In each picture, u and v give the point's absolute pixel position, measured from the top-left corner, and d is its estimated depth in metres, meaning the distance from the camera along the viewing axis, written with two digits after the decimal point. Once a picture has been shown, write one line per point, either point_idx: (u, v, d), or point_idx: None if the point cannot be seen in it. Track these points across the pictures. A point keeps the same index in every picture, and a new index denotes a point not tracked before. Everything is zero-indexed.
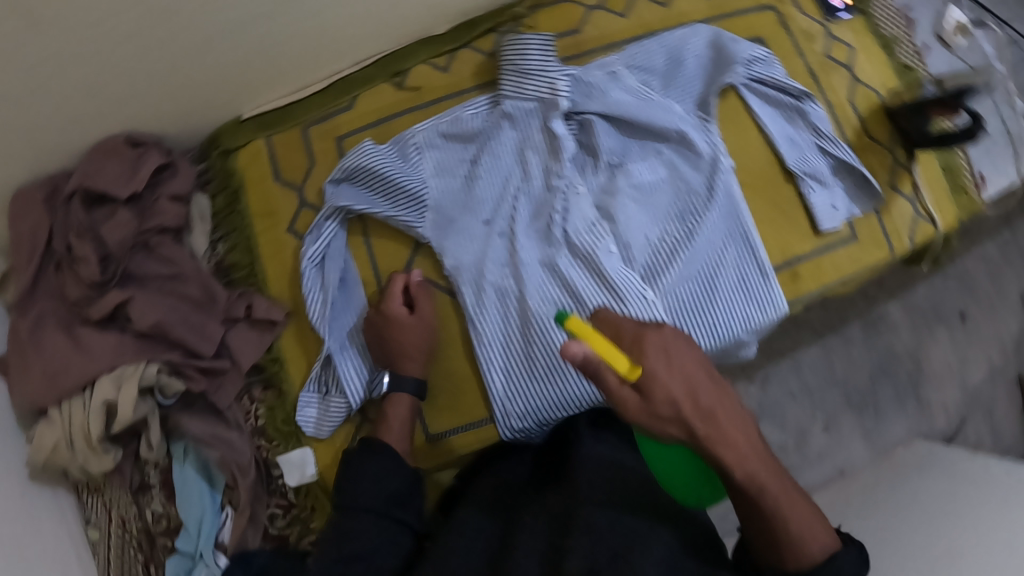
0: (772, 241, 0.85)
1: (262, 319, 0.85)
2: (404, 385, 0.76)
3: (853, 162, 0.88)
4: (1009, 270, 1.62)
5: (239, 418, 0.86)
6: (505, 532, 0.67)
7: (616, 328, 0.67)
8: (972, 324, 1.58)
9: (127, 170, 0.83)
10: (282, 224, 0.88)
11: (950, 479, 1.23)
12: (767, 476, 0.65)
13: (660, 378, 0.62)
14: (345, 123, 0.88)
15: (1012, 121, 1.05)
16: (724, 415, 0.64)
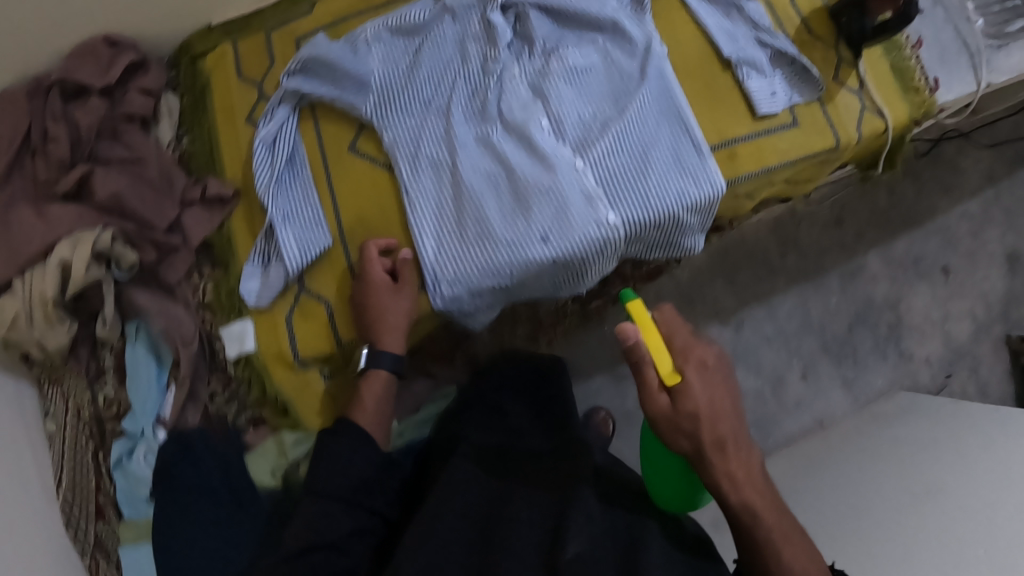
0: (708, 123, 0.86)
1: (213, 197, 0.89)
2: (382, 362, 0.81)
3: (792, 54, 0.89)
4: (990, 227, 1.66)
5: (187, 294, 0.90)
6: (494, 503, 0.78)
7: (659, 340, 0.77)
8: (954, 279, 1.62)
9: (103, 66, 0.91)
10: (240, 116, 0.93)
11: (933, 426, 1.22)
12: (762, 503, 0.74)
13: (693, 390, 0.73)
14: (303, 26, 0.95)
15: (969, 36, 1.05)
16: (736, 449, 0.74)
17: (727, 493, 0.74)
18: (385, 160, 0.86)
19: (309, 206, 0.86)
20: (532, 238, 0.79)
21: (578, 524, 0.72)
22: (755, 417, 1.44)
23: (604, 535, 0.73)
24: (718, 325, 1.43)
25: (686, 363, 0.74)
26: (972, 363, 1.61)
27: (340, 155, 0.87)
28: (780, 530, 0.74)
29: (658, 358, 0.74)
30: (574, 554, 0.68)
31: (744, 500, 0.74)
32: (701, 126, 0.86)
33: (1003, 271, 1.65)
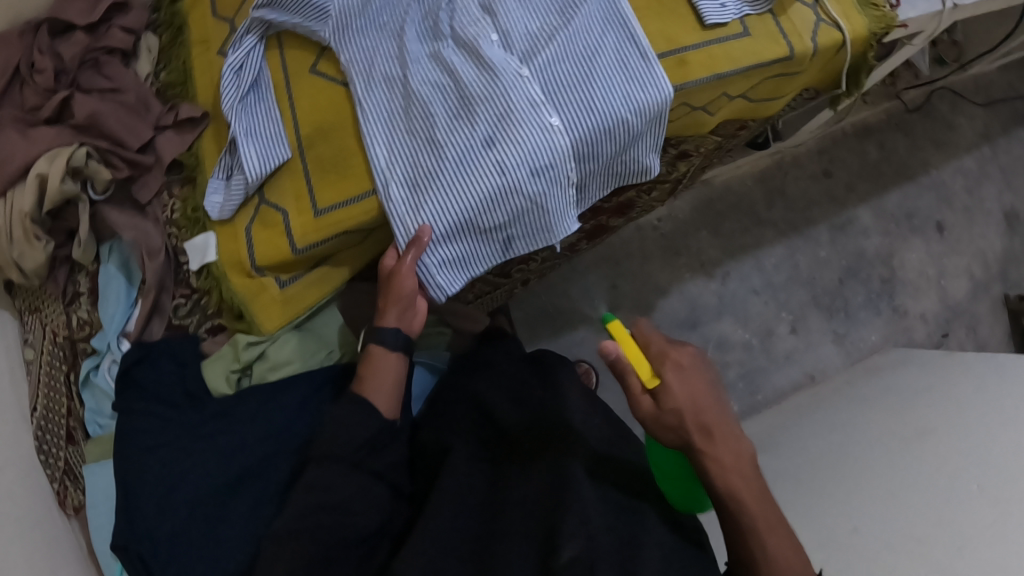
0: (656, 32, 0.87)
1: (184, 120, 0.93)
2: (385, 334, 0.84)
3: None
4: (985, 183, 1.62)
5: (157, 212, 0.92)
6: (492, 503, 0.81)
7: (651, 335, 0.76)
8: (951, 237, 1.57)
9: (91, 5, 0.98)
10: (214, 48, 0.98)
11: (930, 375, 1.16)
12: (752, 497, 0.70)
13: (674, 389, 0.71)
14: None
15: None
16: (725, 436, 0.71)
17: (716, 485, 0.70)
18: (344, 77, 0.89)
19: (272, 123, 0.89)
20: (480, 143, 0.81)
21: (576, 525, 0.70)
22: (742, 369, 1.40)
23: (605, 533, 0.72)
24: (704, 276, 1.41)
25: (664, 365, 0.72)
26: (970, 322, 1.56)
27: (302, 76, 0.91)
28: (770, 528, 0.69)
29: (637, 366, 0.72)
30: (570, 559, 0.67)
31: (730, 493, 0.70)
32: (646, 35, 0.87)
33: (1002, 229, 1.60)
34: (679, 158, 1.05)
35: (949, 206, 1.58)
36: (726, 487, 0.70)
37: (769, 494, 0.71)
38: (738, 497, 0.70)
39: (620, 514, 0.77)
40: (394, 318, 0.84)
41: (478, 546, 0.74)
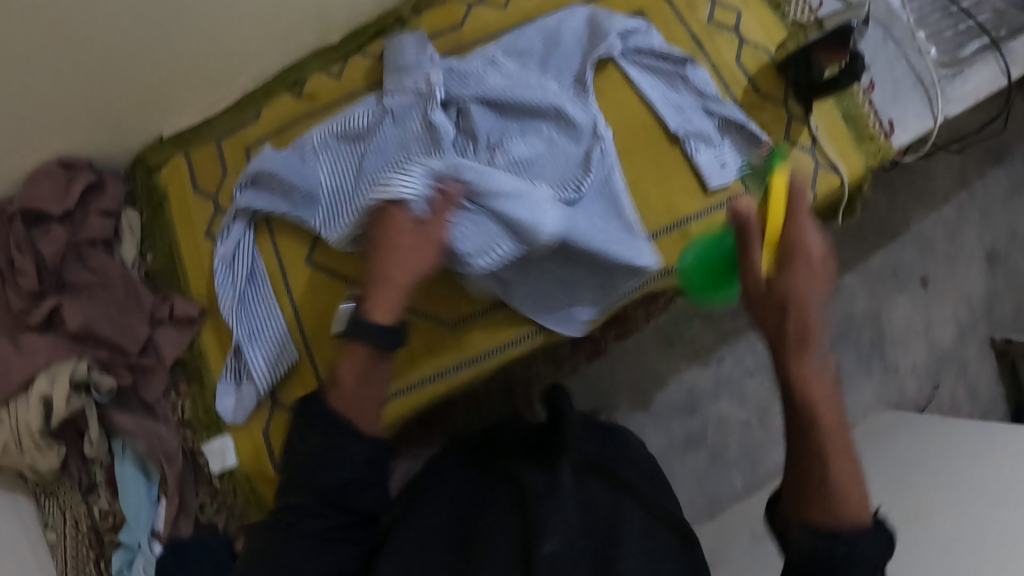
0: (657, 204, 0.86)
1: (181, 316, 0.91)
2: (363, 334, 0.61)
3: (744, 120, 0.88)
4: (965, 228, 1.65)
5: (167, 412, 0.92)
6: (472, 519, 0.69)
7: (801, 194, 0.60)
8: (935, 287, 1.62)
9: (60, 189, 0.91)
10: (199, 229, 0.94)
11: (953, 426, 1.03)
12: (835, 452, 0.58)
13: (796, 279, 0.57)
14: (251, 133, 0.96)
15: (922, 69, 1.04)
16: (819, 351, 0.58)
17: (791, 396, 0.59)
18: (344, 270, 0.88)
19: (272, 320, 0.87)
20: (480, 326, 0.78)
21: (557, 522, 0.63)
22: (743, 447, 1.45)
23: (585, 536, 0.64)
24: (700, 363, 1.45)
25: (797, 242, 0.58)
26: (959, 368, 1.63)
27: (299, 268, 0.89)
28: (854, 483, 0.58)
29: (766, 240, 0.59)
30: (548, 553, 0.60)
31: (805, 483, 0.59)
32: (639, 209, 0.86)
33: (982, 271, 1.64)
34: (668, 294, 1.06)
35: (930, 256, 1.61)
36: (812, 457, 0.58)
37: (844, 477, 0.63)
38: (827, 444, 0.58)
39: (604, 507, 0.69)
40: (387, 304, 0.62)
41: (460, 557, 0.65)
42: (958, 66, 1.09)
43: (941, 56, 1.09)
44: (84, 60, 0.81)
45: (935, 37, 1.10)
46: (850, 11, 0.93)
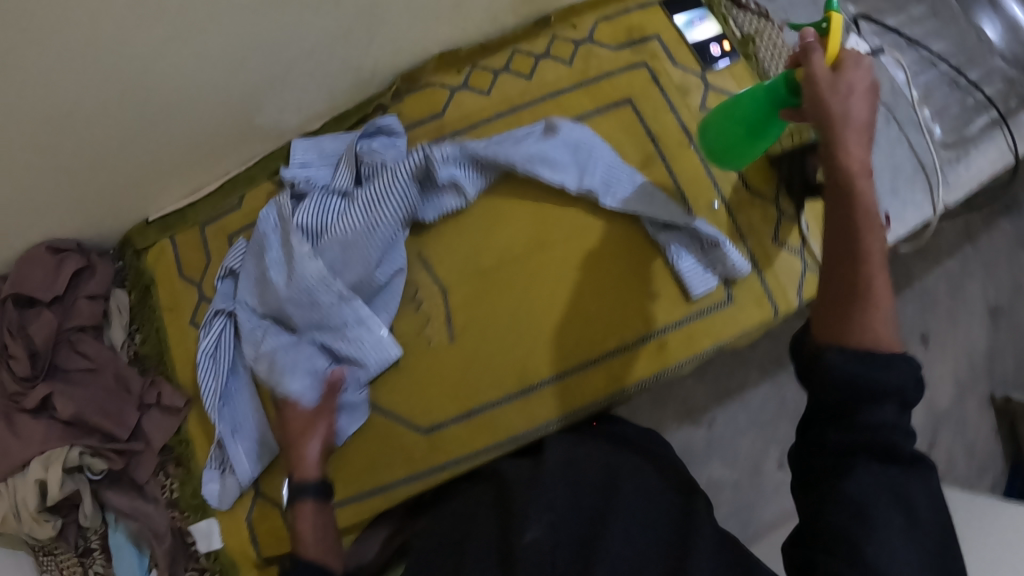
0: (636, 313, 0.85)
1: (168, 404, 0.95)
2: (306, 492, 0.73)
3: (718, 239, 0.84)
4: (970, 283, 1.61)
5: (156, 491, 0.95)
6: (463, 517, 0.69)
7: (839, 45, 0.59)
8: (935, 344, 1.59)
9: (50, 275, 0.91)
10: (185, 316, 0.96)
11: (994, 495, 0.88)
12: (877, 273, 0.56)
13: (849, 100, 0.56)
14: (234, 221, 0.97)
15: (923, 152, 1.00)
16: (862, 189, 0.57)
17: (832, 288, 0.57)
18: None
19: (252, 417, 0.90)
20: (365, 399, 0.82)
21: (540, 508, 0.63)
22: (731, 507, 1.45)
23: (570, 518, 0.63)
24: (690, 422, 1.45)
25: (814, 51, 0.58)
26: (958, 427, 1.60)
27: None
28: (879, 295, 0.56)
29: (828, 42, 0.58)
30: (531, 541, 0.60)
31: (849, 303, 0.55)
32: (615, 319, 0.85)
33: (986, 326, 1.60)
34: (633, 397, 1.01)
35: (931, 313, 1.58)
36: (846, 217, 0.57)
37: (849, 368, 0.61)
38: (868, 241, 0.57)
39: (595, 483, 0.68)
40: (312, 509, 0.72)
41: (453, 551, 0.65)
42: (962, 147, 1.03)
43: (945, 136, 1.04)
44: (65, 164, 0.81)
45: (941, 114, 1.05)
46: None
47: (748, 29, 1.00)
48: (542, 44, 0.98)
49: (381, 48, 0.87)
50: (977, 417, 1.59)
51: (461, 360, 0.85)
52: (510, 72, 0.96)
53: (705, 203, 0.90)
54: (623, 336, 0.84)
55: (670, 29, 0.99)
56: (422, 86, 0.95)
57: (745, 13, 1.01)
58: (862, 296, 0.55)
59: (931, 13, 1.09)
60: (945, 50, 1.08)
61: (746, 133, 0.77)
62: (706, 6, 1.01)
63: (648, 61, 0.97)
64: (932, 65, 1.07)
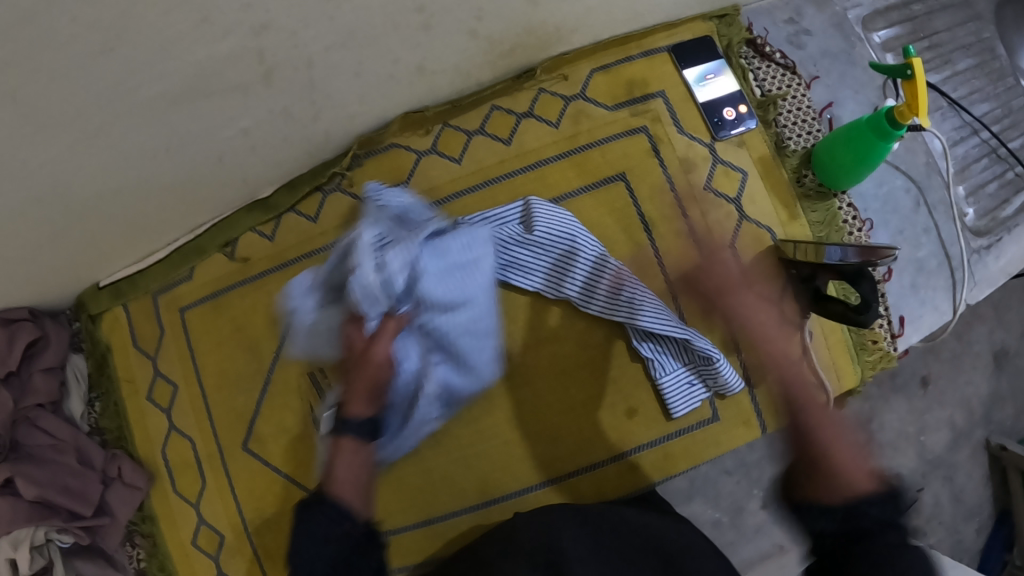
0: (606, 430, 0.79)
1: (130, 482, 0.89)
2: (348, 430, 0.63)
3: (712, 355, 0.74)
4: None
5: (124, 562, 0.91)
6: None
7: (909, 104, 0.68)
8: (935, 390, 1.28)
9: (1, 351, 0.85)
10: (142, 392, 0.91)
11: None
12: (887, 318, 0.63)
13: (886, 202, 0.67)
14: (186, 293, 0.89)
15: (952, 242, 0.89)
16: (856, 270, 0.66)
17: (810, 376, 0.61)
18: (274, 462, 0.86)
19: (213, 501, 0.88)
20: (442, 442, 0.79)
21: None
22: None
23: None
24: None
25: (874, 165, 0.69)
26: (948, 474, 1.26)
27: (235, 453, 0.86)
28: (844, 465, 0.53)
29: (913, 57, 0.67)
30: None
31: (813, 468, 0.54)
32: (584, 434, 0.79)
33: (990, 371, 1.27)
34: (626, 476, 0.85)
35: (937, 356, 1.31)
36: (824, 445, 0.55)
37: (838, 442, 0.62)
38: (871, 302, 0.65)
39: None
40: (354, 447, 0.63)
41: None
42: (995, 234, 0.93)
43: (977, 221, 0.93)
44: None
45: (976, 193, 0.93)
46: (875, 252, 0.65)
47: (770, 88, 0.87)
48: (526, 99, 0.85)
49: (330, 120, 0.77)
50: (970, 467, 1.25)
51: (420, 471, 0.80)
52: (486, 134, 0.85)
53: (698, 305, 0.81)
54: (591, 453, 0.79)
55: (678, 86, 0.85)
56: (386, 149, 0.85)
57: (768, 64, 0.87)
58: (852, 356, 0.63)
59: (977, 66, 0.96)
60: (989, 114, 0.95)
61: (855, 161, 0.78)
62: (723, 56, 0.86)
63: (648, 125, 0.84)
64: (973, 132, 0.94)
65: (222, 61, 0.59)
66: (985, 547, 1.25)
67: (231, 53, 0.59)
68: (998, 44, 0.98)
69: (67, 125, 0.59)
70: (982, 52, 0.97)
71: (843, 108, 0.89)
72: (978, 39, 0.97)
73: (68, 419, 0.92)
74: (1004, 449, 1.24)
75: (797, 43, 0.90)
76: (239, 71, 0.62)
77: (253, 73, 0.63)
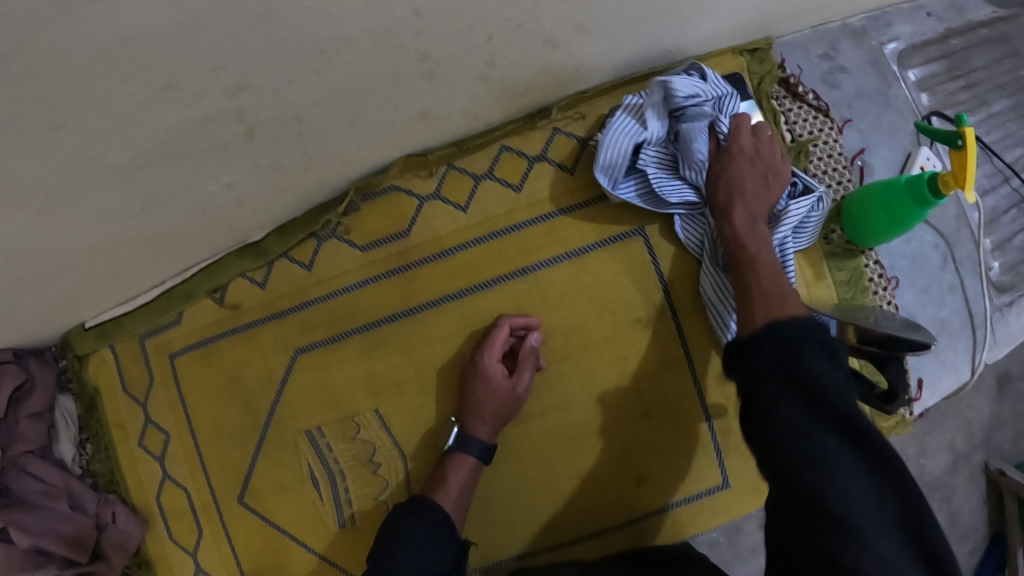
0: (615, 502, 0.77)
1: (124, 528, 0.87)
2: (470, 448, 0.72)
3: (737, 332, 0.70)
4: None
5: None
6: None
7: (960, 164, 0.62)
8: (937, 415, 1.27)
9: None
10: (132, 437, 0.88)
11: None
12: None
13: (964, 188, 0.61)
14: (175, 338, 0.85)
15: (976, 301, 0.85)
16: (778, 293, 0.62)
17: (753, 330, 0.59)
18: (272, 516, 0.82)
19: (210, 550, 0.86)
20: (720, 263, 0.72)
21: None
22: None
23: None
24: None
25: (957, 144, 0.61)
26: (945, 497, 1.26)
27: (231, 505, 0.84)
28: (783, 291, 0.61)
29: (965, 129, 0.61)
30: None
31: (746, 303, 0.61)
32: (593, 502, 0.77)
33: (994, 398, 1.25)
34: (643, 516, 0.78)
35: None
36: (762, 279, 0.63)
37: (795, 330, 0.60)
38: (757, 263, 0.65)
39: None
40: (472, 466, 0.72)
41: None
42: (1019, 289, 0.89)
43: (1001, 275, 0.89)
44: None
45: (1003, 246, 0.89)
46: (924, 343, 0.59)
47: (801, 132, 0.80)
48: (538, 141, 0.79)
49: (323, 167, 0.71)
50: (969, 490, 1.25)
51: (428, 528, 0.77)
52: (494, 180, 0.78)
53: (715, 371, 0.76)
54: (599, 521, 0.77)
55: None
56: (386, 192, 0.78)
57: (800, 105, 0.81)
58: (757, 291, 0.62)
59: (1013, 107, 0.89)
60: (1021, 160, 0.89)
61: (889, 222, 0.73)
62: (753, 97, 0.79)
63: None
64: (1004, 180, 0.89)
65: (197, 124, 0.53)
66: (977, 568, 1.26)
67: (207, 115, 0.53)
68: None
69: (29, 194, 0.53)
70: (1019, 92, 0.90)
71: (878, 155, 0.83)
72: (1015, 78, 0.90)
73: (58, 463, 0.90)
74: (1002, 474, 1.23)
75: (830, 82, 0.83)
76: (218, 131, 0.56)
77: (234, 132, 0.57)
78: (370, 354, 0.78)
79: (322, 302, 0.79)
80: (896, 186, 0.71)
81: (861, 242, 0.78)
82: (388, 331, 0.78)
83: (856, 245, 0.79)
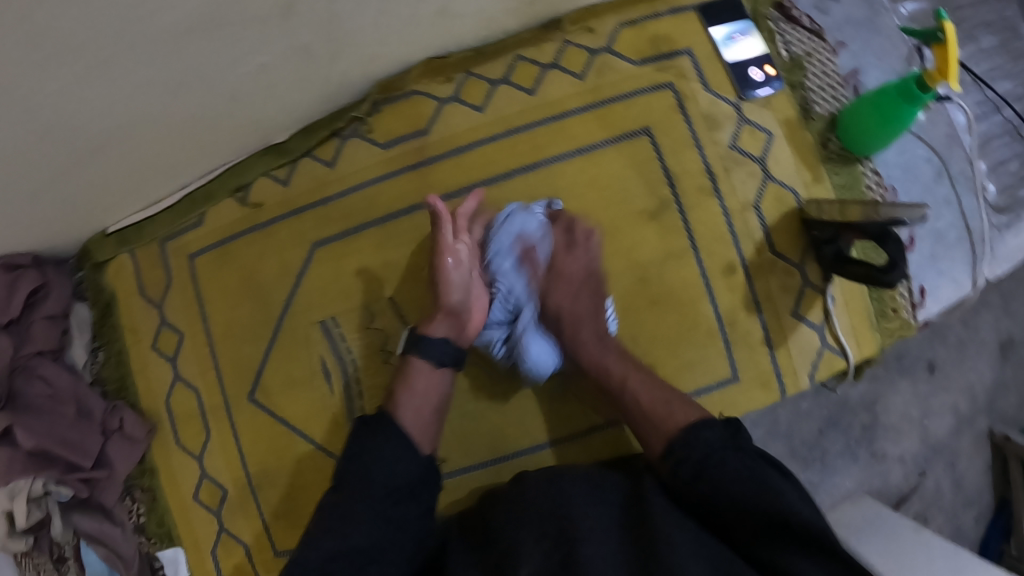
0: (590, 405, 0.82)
1: (133, 433, 0.86)
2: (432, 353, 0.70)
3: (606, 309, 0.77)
4: None
5: (125, 515, 0.88)
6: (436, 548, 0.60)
7: (942, 54, 0.66)
8: (942, 376, 1.12)
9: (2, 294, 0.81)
10: (146, 341, 0.88)
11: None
12: (663, 410, 0.67)
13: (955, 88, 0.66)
14: (195, 240, 0.86)
15: (972, 216, 0.88)
16: (656, 421, 0.66)
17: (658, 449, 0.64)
18: (283, 413, 0.83)
19: (216, 452, 0.85)
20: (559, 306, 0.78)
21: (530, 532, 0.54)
22: None
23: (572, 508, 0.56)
24: None
25: (943, 37, 0.65)
26: (950, 461, 1.11)
27: (241, 404, 0.84)
28: (668, 411, 0.66)
29: (948, 26, 0.65)
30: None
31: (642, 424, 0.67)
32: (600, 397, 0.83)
33: None
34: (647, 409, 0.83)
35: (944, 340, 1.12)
36: (639, 411, 0.68)
37: (681, 406, 0.67)
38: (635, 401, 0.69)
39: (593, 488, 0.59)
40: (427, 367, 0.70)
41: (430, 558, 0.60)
42: (1015, 211, 0.92)
43: (997, 196, 0.93)
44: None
45: (996, 168, 0.93)
46: (907, 207, 0.62)
47: (797, 50, 0.85)
48: (550, 50, 0.83)
49: (348, 63, 0.75)
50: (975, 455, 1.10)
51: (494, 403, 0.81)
52: (509, 84, 0.83)
53: (719, 263, 0.80)
54: (576, 424, 0.82)
55: (705, 43, 0.84)
56: (407, 95, 0.83)
57: (795, 27, 0.86)
58: (647, 424, 0.67)
59: (1000, 44, 0.96)
60: (1012, 91, 0.95)
61: (879, 124, 0.77)
62: (751, 17, 0.85)
63: (674, 81, 0.83)
64: (995, 108, 0.94)
65: None
66: (983, 536, 1.11)
67: None
68: (1021, 23, 0.97)
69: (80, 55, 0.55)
70: (1004, 30, 0.96)
71: (869, 72, 0.88)
72: (1000, 17, 0.97)
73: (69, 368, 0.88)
74: (1008, 439, 1.10)
75: (823, 9, 0.89)
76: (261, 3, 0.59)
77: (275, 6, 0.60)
78: (387, 246, 0.82)
79: (341, 198, 0.82)
80: (884, 91, 0.75)
81: (858, 151, 0.83)
82: (403, 224, 0.82)
83: (853, 155, 0.83)
